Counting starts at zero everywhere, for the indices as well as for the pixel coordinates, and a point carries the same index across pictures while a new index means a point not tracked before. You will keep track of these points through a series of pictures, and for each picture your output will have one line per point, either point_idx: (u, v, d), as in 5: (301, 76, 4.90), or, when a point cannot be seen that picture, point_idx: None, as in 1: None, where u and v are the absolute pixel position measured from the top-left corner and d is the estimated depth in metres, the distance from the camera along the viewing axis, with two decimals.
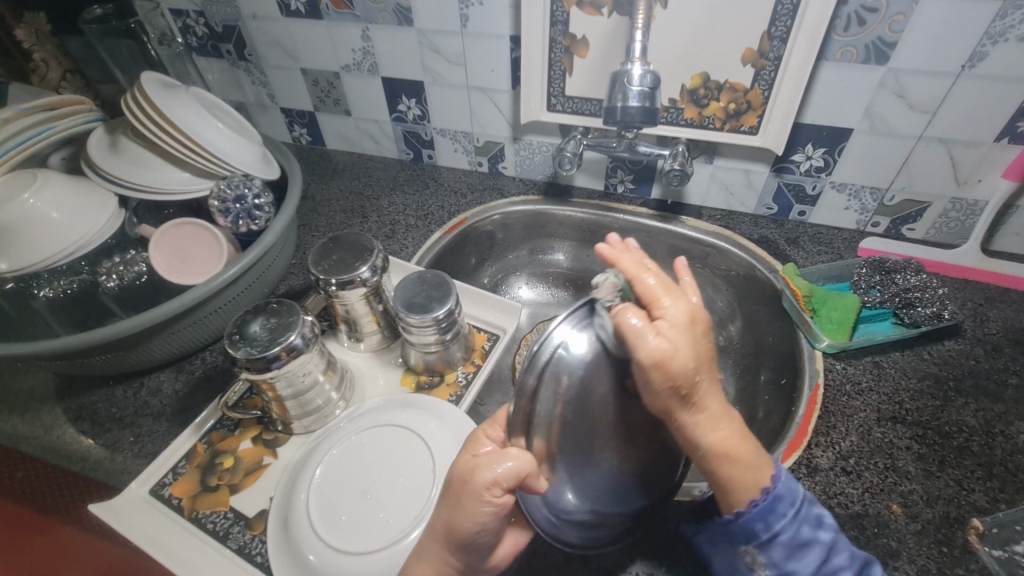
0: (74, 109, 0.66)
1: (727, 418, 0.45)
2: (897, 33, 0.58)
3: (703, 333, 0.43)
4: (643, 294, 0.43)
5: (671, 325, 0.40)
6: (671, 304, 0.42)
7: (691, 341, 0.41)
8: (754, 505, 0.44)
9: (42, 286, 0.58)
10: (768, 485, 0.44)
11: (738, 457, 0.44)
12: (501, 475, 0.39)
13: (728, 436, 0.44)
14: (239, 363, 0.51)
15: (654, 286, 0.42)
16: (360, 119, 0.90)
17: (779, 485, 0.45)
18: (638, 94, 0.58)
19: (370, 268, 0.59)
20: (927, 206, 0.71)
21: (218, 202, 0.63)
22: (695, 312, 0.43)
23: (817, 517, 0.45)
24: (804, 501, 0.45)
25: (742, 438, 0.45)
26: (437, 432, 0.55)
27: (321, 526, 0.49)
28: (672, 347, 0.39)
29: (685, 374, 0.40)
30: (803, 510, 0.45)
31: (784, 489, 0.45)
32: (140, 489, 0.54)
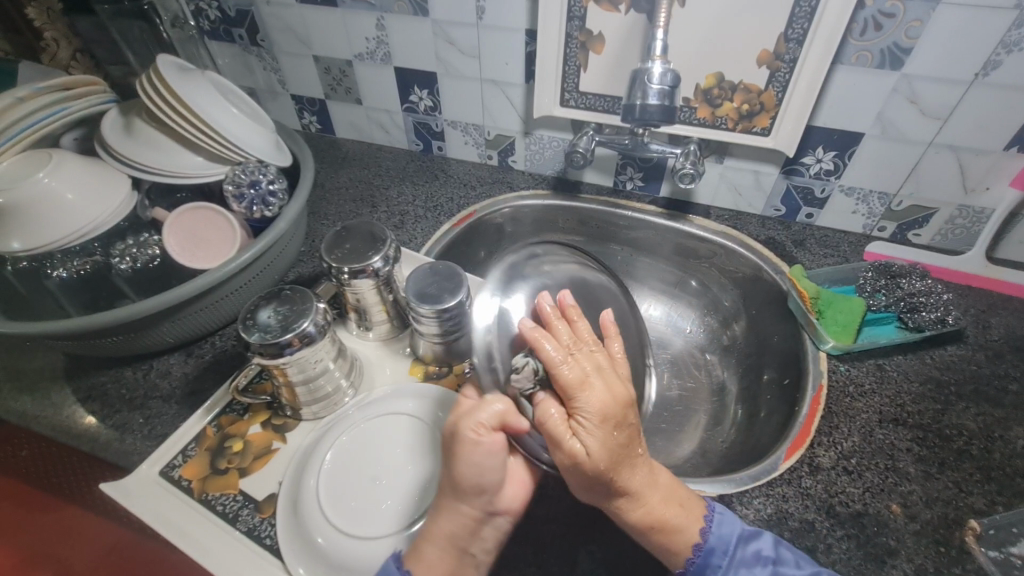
0: (89, 90, 0.66)
1: (654, 488, 0.47)
2: (913, 39, 0.58)
3: (623, 420, 0.45)
4: (559, 386, 0.45)
5: (587, 422, 0.44)
6: (588, 399, 0.44)
7: (611, 436, 0.44)
8: (690, 563, 0.47)
9: (55, 267, 0.57)
10: (698, 541, 0.47)
11: (668, 521, 0.47)
12: (484, 417, 0.47)
13: (656, 505, 0.47)
14: (253, 348, 0.51)
15: (568, 381, 0.45)
16: (371, 108, 0.90)
17: (709, 538, 0.47)
18: (657, 92, 0.58)
19: (382, 257, 0.59)
20: (934, 212, 0.72)
21: (233, 187, 0.63)
22: (613, 402, 0.45)
23: (754, 552, 0.46)
24: (737, 543, 0.47)
25: (669, 503, 0.48)
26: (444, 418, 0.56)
27: (331, 510, 0.49)
28: (588, 450, 0.43)
29: (606, 469, 0.44)
30: (738, 552, 0.47)
31: (716, 539, 0.47)
32: (151, 470, 0.54)
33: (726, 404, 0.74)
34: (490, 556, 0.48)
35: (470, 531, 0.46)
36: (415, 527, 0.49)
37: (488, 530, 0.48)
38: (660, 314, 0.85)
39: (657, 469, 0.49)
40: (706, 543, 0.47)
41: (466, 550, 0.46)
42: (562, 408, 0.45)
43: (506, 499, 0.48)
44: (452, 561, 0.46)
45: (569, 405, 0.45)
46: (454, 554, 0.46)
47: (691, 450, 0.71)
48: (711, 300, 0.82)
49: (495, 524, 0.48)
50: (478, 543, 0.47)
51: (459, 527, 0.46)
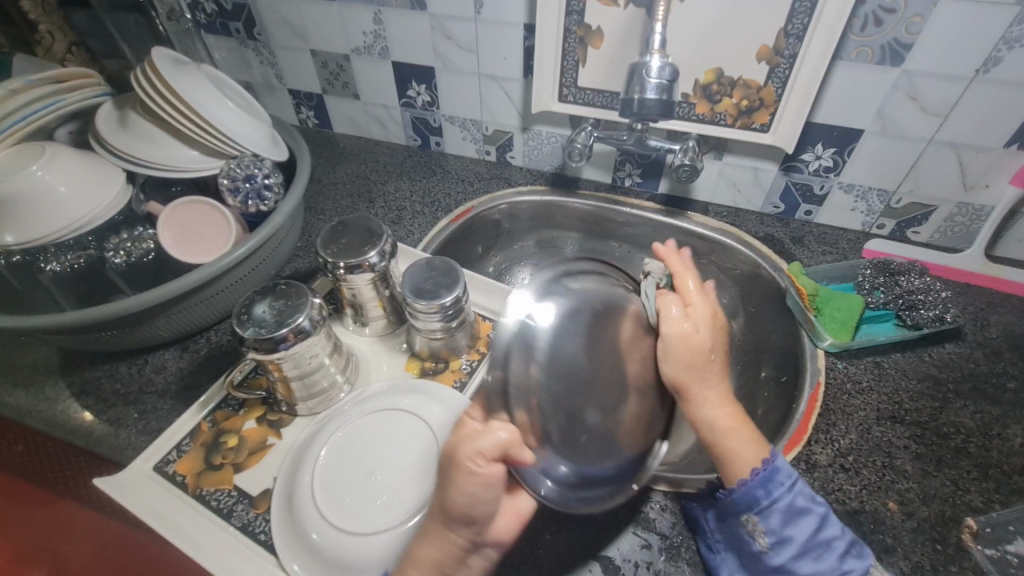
0: (83, 83, 0.66)
1: (729, 407, 0.51)
2: (914, 34, 0.57)
3: (719, 328, 0.54)
4: (681, 288, 0.56)
5: (700, 311, 0.53)
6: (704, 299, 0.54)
7: (710, 330, 0.52)
8: (754, 472, 0.47)
9: (49, 261, 0.58)
10: (767, 455, 0.48)
11: (735, 439, 0.49)
12: (483, 446, 0.40)
13: (728, 419, 0.50)
14: (248, 342, 0.51)
15: (692, 285, 0.56)
16: (368, 103, 0.90)
17: (778, 458, 0.48)
18: (655, 86, 0.57)
19: (378, 252, 0.59)
20: (932, 210, 0.72)
21: (228, 180, 0.62)
22: (715, 315, 0.54)
23: (812, 493, 0.47)
24: (799, 478, 0.48)
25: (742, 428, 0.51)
26: (439, 414, 0.56)
27: (328, 508, 0.49)
28: (699, 327, 0.51)
29: (702, 350, 0.50)
30: (799, 486, 0.47)
31: (783, 462, 0.48)
32: (145, 465, 0.54)
33: None
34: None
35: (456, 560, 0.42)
36: (411, 522, 0.48)
37: (475, 559, 0.44)
38: None
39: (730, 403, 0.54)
40: (774, 459, 0.48)
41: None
42: (680, 305, 0.52)
43: (495, 530, 0.43)
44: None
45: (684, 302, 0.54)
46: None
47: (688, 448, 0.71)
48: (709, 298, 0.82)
49: (482, 554, 0.44)
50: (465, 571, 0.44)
51: (446, 554, 0.42)
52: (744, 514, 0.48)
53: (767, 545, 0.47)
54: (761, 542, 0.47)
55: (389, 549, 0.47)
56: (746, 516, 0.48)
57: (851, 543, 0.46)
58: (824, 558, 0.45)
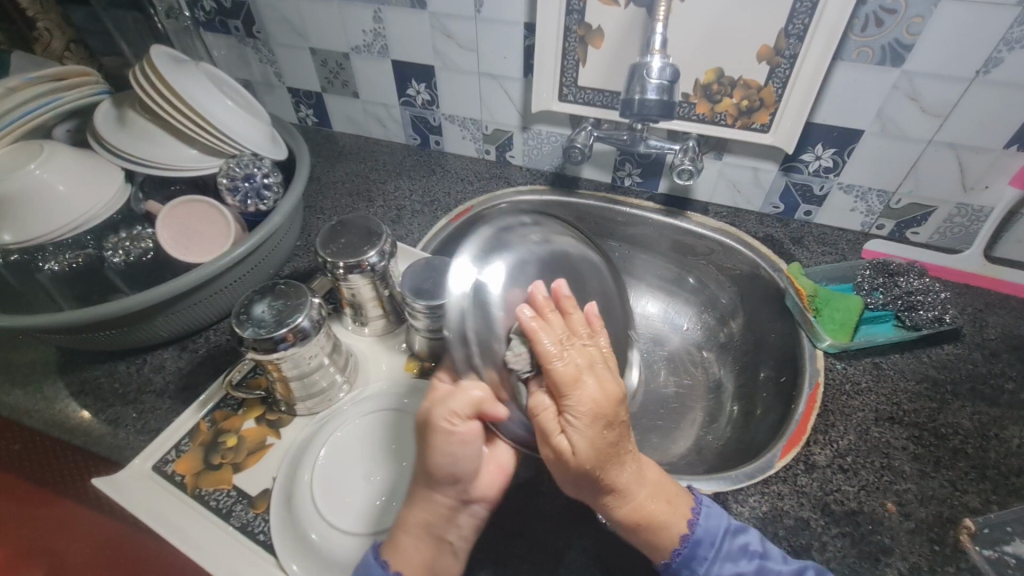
0: (81, 81, 0.65)
1: (642, 483, 0.47)
2: (914, 35, 0.57)
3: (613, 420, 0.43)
4: (553, 381, 0.43)
5: (585, 419, 0.42)
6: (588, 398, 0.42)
7: (602, 439, 0.42)
8: (676, 553, 0.46)
9: (47, 260, 0.57)
10: (686, 532, 0.46)
11: (655, 517, 0.46)
12: (456, 406, 0.45)
13: (642, 500, 0.46)
14: (247, 343, 0.51)
15: (563, 371, 0.42)
16: (367, 102, 0.89)
17: (697, 529, 0.47)
18: (656, 87, 0.57)
19: (378, 252, 0.59)
20: (931, 210, 0.72)
21: (227, 179, 0.62)
22: (607, 400, 0.43)
23: (742, 545, 0.46)
24: (725, 535, 0.47)
25: (657, 498, 0.47)
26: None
27: (321, 498, 0.50)
28: (586, 447, 0.42)
29: (595, 464, 0.42)
30: (724, 545, 0.47)
31: (704, 531, 0.47)
32: (144, 464, 0.54)
33: (723, 402, 0.74)
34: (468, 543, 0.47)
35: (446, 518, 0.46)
36: None
37: (465, 517, 0.47)
38: (658, 311, 0.85)
39: (646, 464, 0.48)
40: (693, 536, 0.46)
41: (443, 538, 0.46)
42: (556, 408, 0.43)
43: (480, 484, 0.47)
44: (430, 548, 0.45)
45: (559, 400, 0.43)
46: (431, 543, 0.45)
47: (686, 448, 0.71)
48: (709, 298, 0.82)
49: (471, 511, 0.47)
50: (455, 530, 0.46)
51: (434, 515, 0.45)
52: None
53: None
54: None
55: None
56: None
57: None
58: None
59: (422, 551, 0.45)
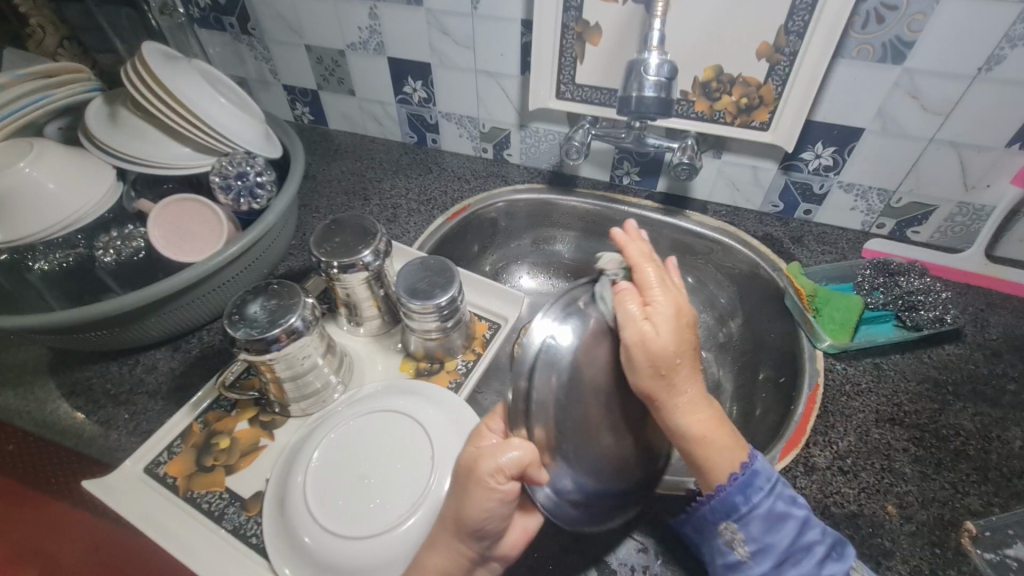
0: (72, 78, 0.65)
1: (707, 405, 0.47)
2: (916, 32, 0.57)
3: (687, 326, 0.47)
4: (640, 282, 0.48)
5: (669, 314, 0.46)
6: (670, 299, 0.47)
7: (679, 336, 0.45)
8: (733, 477, 0.46)
9: (37, 259, 0.57)
10: (745, 460, 0.46)
11: (716, 438, 0.46)
12: (505, 463, 0.40)
13: (705, 422, 0.46)
14: (238, 343, 0.50)
15: (651, 276, 0.48)
16: (364, 99, 0.89)
17: (756, 462, 0.46)
18: (654, 84, 0.57)
19: (373, 252, 0.58)
20: (932, 210, 0.71)
21: (219, 178, 0.61)
22: (684, 306, 0.48)
23: (793, 494, 0.46)
24: (778, 478, 0.46)
25: (719, 425, 0.47)
26: (434, 416, 0.55)
27: (314, 501, 0.49)
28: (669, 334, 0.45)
29: (674, 356, 0.44)
30: (778, 487, 0.46)
31: (762, 465, 0.46)
32: (135, 466, 0.53)
33: (722, 402, 0.73)
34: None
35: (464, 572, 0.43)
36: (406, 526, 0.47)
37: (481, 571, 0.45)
38: None
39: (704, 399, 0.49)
40: (752, 466, 0.46)
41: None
42: (638, 301, 0.46)
43: (503, 544, 0.45)
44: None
45: (646, 297, 0.47)
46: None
47: None
48: (707, 297, 0.81)
49: (488, 566, 0.45)
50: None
51: (455, 564, 0.43)
52: (722, 523, 0.46)
53: (746, 555, 0.45)
54: (740, 551, 0.45)
55: (383, 553, 0.46)
56: (725, 525, 0.46)
57: (833, 544, 0.44)
58: (805, 564, 0.44)
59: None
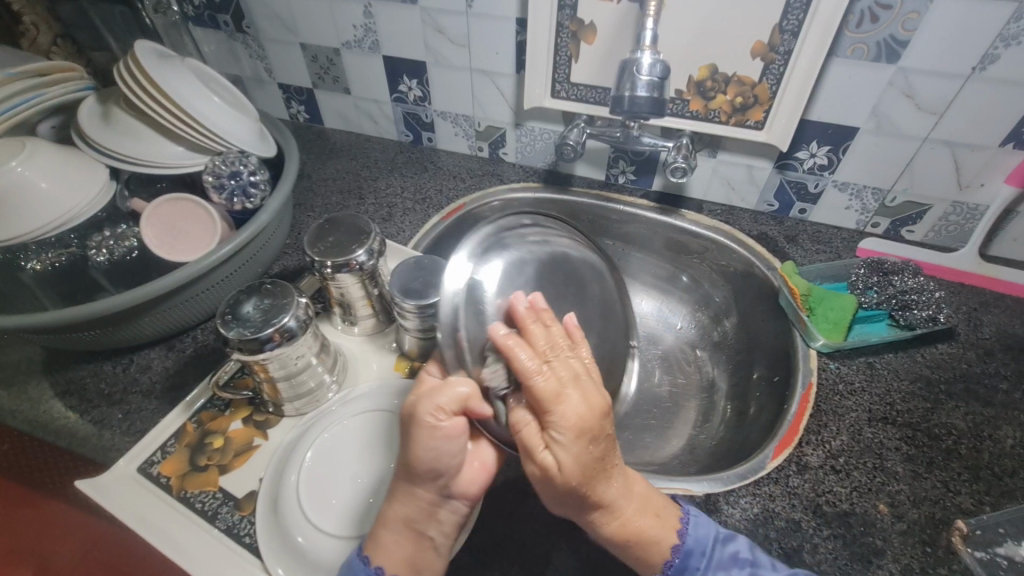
0: (64, 77, 0.64)
1: (630, 497, 0.45)
2: (910, 31, 0.57)
3: (596, 439, 0.41)
4: (536, 396, 0.40)
5: (570, 438, 0.40)
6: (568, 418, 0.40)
7: (587, 457, 0.40)
8: (669, 565, 0.45)
9: (30, 259, 0.56)
10: (676, 544, 0.45)
11: (644, 534, 0.45)
12: (444, 401, 0.43)
13: (631, 519, 0.45)
14: (232, 343, 0.50)
15: (545, 386, 0.40)
16: (359, 98, 0.88)
17: (688, 538, 0.46)
18: (646, 83, 0.57)
19: (367, 251, 0.58)
20: (927, 209, 0.71)
21: (213, 177, 0.61)
22: (591, 414, 0.40)
23: (732, 555, 0.45)
24: (714, 544, 0.46)
25: (645, 513, 0.46)
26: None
27: (307, 502, 0.49)
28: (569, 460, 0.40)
29: (579, 479, 0.41)
30: (715, 553, 0.45)
31: (694, 541, 0.46)
32: (129, 466, 0.53)
33: (716, 401, 0.74)
34: (449, 540, 0.45)
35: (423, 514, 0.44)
36: None
37: (445, 513, 0.45)
38: (652, 310, 0.84)
39: (634, 478, 0.47)
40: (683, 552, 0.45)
41: (422, 532, 0.44)
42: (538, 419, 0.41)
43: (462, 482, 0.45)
44: (410, 545, 0.44)
45: (543, 416, 0.41)
46: (409, 535, 0.44)
47: (679, 448, 0.70)
48: (703, 296, 0.81)
49: (452, 507, 0.45)
50: (436, 526, 0.45)
51: (415, 510, 0.44)
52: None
53: None
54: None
55: None
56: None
57: None
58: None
59: (403, 545, 0.44)
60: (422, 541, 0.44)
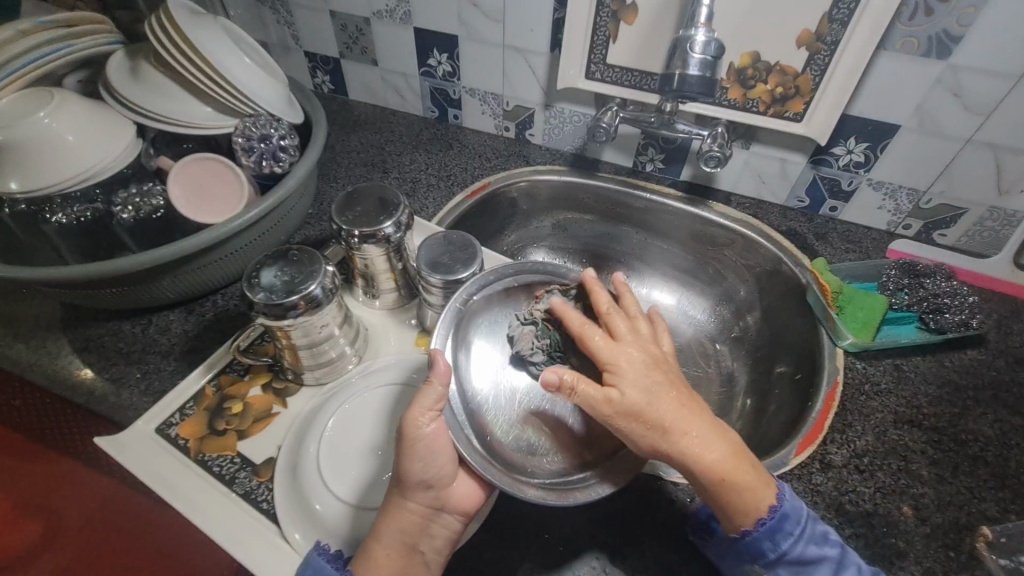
0: (94, 29, 0.63)
1: (718, 440, 0.45)
2: (965, 26, 0.55)
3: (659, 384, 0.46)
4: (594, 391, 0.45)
5: (638, 371, 0.46)
6: (598, 350, 0.47)
7: (659, 375, 0.46)
8: (761, 524, 0.44)
9: (55, 212, 0.55)
10: (772, 505, 0.45)
11: (741, 479, 0.44)
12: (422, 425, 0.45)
13: (723, 458, 0.44)
14: (257, 307, 0.49)
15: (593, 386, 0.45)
16: (386, 70, 0.87)
17: (784, 504, 0.45)
18: (699, 61, 0.55)
19: (394, 223, 0.57)
20: (963, 213, 0.70)
21: (242, 139, 0.60)
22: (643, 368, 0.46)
23: (823, 532, 0.45)
24: (808, 519, 0.45)
25: (742, 466, 0.45)
26: (417, 380, 0.57)
27: (326, 468, 0.50)
28: (639, 401, 0.44)
29: (650, 409, 0.44)
30: (809, 527, 0.45)
31: (791, 506, 0.45)
32: (147, 426, 0.53)
33: (735, 397, 0.73)
34: (441, 557, 0.45)
35: (418, 528, 0.44)
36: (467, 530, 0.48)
37: (437, 527, 0.45)
38: (672, 302, 0.83)
39: (722, 428, 0.47)
40: (777, 505, 0.45)
41: (415, 546, 0.44)
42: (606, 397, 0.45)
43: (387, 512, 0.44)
44: (403, 558, 0.43)
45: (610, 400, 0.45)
46: (402, 551, 0.43)
47: None
48: (725, 290, 0.80)
49: (445, 522, 0.46)
50: (427, 540, 0.45)
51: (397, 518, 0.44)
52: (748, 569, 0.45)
53: None
54: None
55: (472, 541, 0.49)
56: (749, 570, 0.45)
57: None
58: None
59: (393, 560, 0.43)
60: (413, 556, 0.44)
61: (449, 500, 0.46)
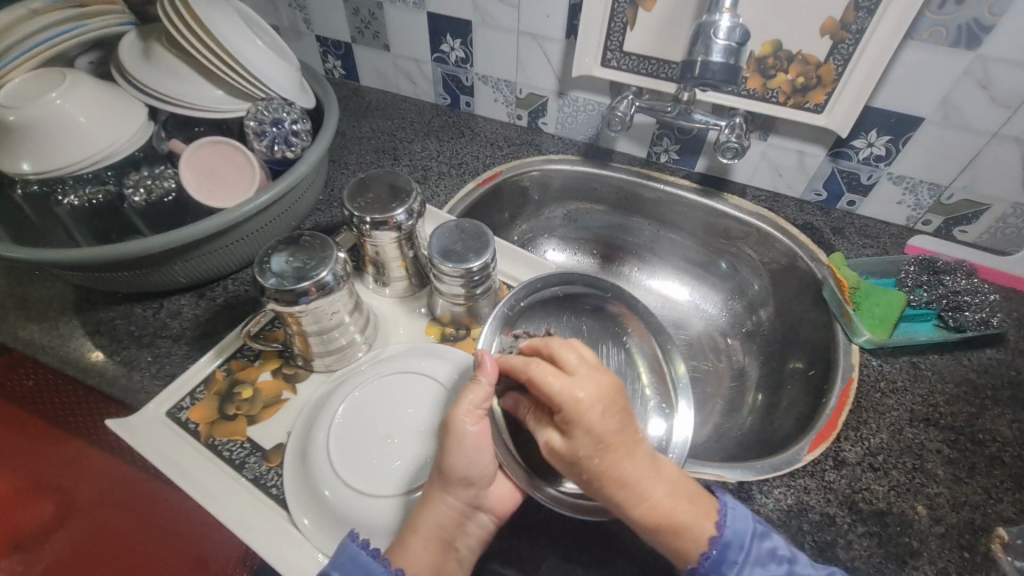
0: (106, 9, 0.62)
1: (659, 478, 0.44)
2: (997, 16, 0.53)
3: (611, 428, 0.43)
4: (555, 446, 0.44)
5: (594, 418, 0.42)
6: (552, 393, 0.42)
7: (614, 420, 0.43)
8: (704, 558, 0.43)
9: (67, 193, 0.55)
10: (713, 536, 0.44)
11: (679, 517, 0.43)
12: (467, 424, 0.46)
13: (665, 497, 0.44)
14: (268, 293, 0.49)
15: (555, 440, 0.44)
16: (398, 56, 0.86)
17: (726, 532, 0.44)
18: (723, 48, 0.54)
19: (406, 211, 0.57)
20: (985, 209, 0.68)
21: (255, 123, 0.60)
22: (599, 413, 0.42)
23: (770, 550, 0.44)
24: (752, 537, 0.44)
25: (679, 498, 0.44)
26: (462, 383, 0.55)
27: (335, 453, 0.49)
28: (582, 451, 0.42)
29: (601, 457, 0.42)
30: (753, 548, 0.44)
31: (732, 533, 0.44)
32: (158, 409, 0.53)
33: (746, 392, 0.73)
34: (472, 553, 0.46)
35: (453, 524, 0.45)
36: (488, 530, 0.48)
37: (471, 526, 0.46)
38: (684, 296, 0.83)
39: (662, 462, 0.46)
40: (720, 534, 0.44)
41: (450, 542, 0.45)
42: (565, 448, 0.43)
43: None
44: (437, 554, 0.44)
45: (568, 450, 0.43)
46: (437, 546, 0.44)
47: (706, 435, 0.70)
48: (739, 284, 0.79)
49: (479, 521, 0.46)
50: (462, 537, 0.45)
51: None
52: None
53: None
54: None
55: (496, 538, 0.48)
56: None
57: None
58: None
59: (429, 554, 0.43)
60: (448, 553, 0.44)
61: (487, 499, 0.46)
